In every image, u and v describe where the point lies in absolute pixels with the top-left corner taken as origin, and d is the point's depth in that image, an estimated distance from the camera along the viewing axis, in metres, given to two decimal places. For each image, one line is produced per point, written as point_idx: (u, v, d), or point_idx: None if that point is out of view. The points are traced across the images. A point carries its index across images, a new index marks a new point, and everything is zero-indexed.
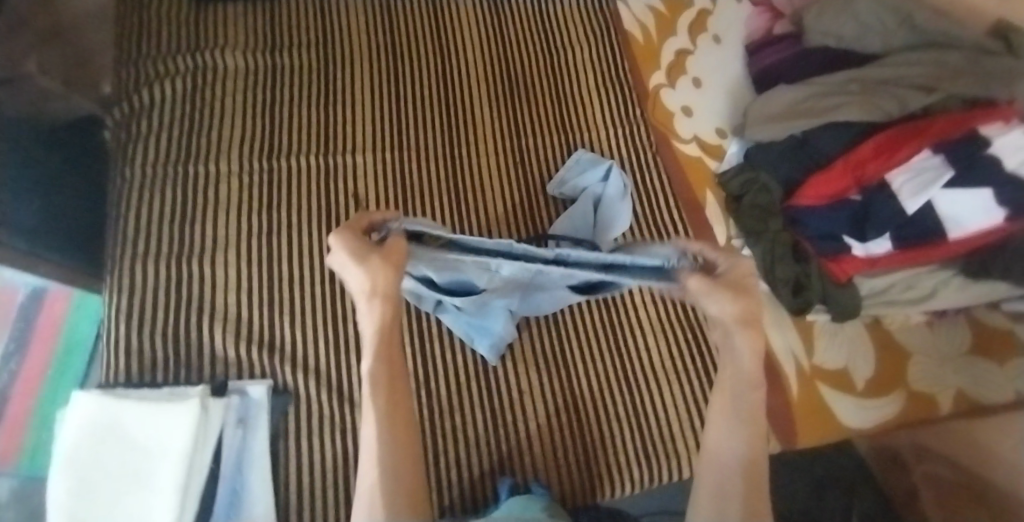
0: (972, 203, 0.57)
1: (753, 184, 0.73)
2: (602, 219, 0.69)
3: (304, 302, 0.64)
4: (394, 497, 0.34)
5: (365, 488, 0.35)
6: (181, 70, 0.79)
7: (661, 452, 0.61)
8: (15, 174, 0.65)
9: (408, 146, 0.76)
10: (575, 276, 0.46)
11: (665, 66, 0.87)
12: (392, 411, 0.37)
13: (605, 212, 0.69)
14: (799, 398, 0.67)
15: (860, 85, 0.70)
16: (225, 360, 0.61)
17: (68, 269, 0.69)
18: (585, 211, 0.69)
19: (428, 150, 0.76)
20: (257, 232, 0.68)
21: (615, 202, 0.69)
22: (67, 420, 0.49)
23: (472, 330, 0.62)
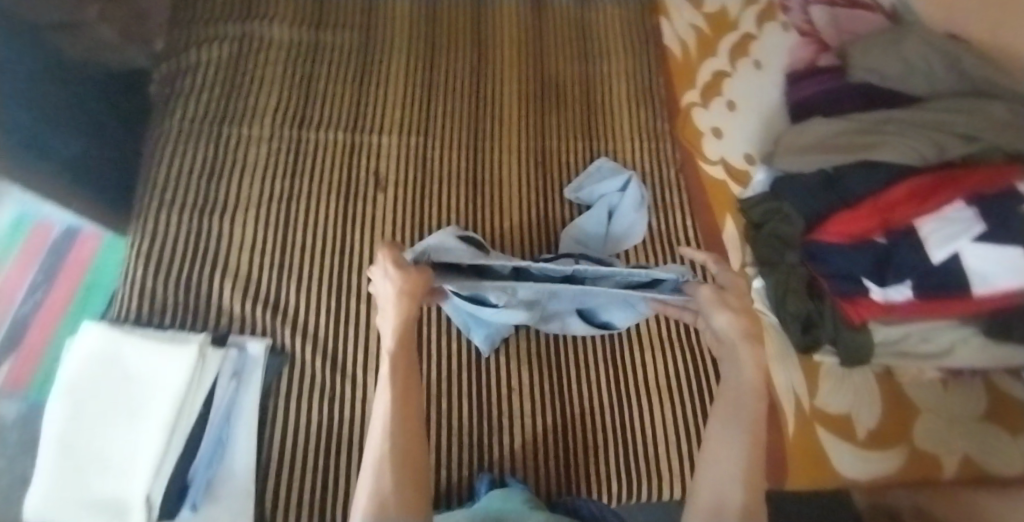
0: (1001, 261, 0.55)
1: (775, 214, 0.72)
2: (612, 230, 0.69)
3: (313, 270, 0.66)
4: (401, 481, 0.34)
5: (371, 463, 0.36)
6: (231, 35, 0.82)
7: (644, 469, 0.60)
8: (63, 112, 0.69)
9: (434, 135, 0.77)
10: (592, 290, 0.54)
11: (700, 85, 0.86)
12: (405, 396, 0.39)
13: (616, 223, 0.70)
14: (795, 438, 0.65)
15: (897, 126, 0.68)
16: (229, 314, 0.63)
17: (99, 209, 0.72)
18: (598, 220, 0.69)
19: (452, 141, 0.77)
20: (279, 197, 0.70)
21: (628, 216, 0.70)
22: (75, 348, 0.52)
23: (470, 320, 0.63)
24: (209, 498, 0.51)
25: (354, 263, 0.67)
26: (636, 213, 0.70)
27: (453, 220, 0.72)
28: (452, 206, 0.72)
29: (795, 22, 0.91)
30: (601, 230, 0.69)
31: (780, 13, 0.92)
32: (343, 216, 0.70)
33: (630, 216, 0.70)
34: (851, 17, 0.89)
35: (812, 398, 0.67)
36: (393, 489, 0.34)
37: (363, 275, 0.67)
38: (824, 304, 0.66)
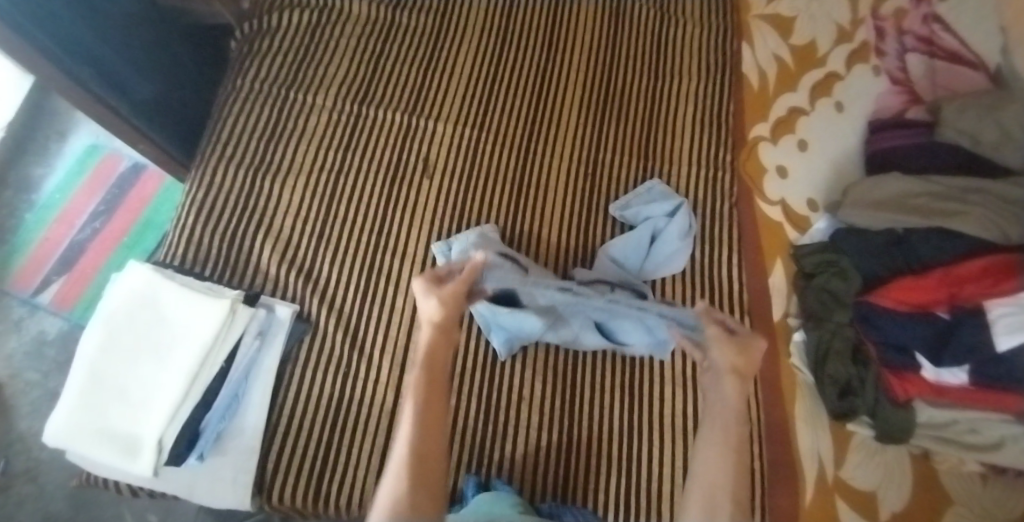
0: None
1: (830, 266, 0.68)
2: (649, 258, 0.67)
3: (349, 246, 0.67)
4: (419, 485, 0.37)
5: (394, 461, 0.39)
6: (311, 4, 0.84)
7: (641, 507, 0.58)
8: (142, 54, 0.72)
9: (491, 130, 0.77)
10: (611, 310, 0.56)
11: (773, 120, 0.82)
12: (427, 406, 0.42)
13: (654, 251, 0.67)
14: (810, 506, 0.61)
15: (983, 196, 0.63)
16: (264, 275, 0.64)
17: (165, 153, 0.76)
18: (638, 245, 0.67)
19: (506, 138, 0.77)
20: (329, 169, 0.72)
21: (669, 248, 0.67)
22: (120, 284, 0.54)
23: (491, 322, 0.62)
24: (217, 450, 0.54)
25: (389, 245, 0.68)
26: (677, 245, 0.67)
27: (492, 219, 0.71)
28: (495, 206, 0.72)
29: (889, 67, 0.85)
30: (639, 256, 0.67)
31: (873, 55, 0.87)
32: (387, 197, 0.71)
33: (671, 248, 0.67)
34: (951, 70, 0.83)
35: (835, 467, 0.63)
36: (411, 484, 0.37)
37: (397, 259, 0.67)
38: (868, 371, 0.61)
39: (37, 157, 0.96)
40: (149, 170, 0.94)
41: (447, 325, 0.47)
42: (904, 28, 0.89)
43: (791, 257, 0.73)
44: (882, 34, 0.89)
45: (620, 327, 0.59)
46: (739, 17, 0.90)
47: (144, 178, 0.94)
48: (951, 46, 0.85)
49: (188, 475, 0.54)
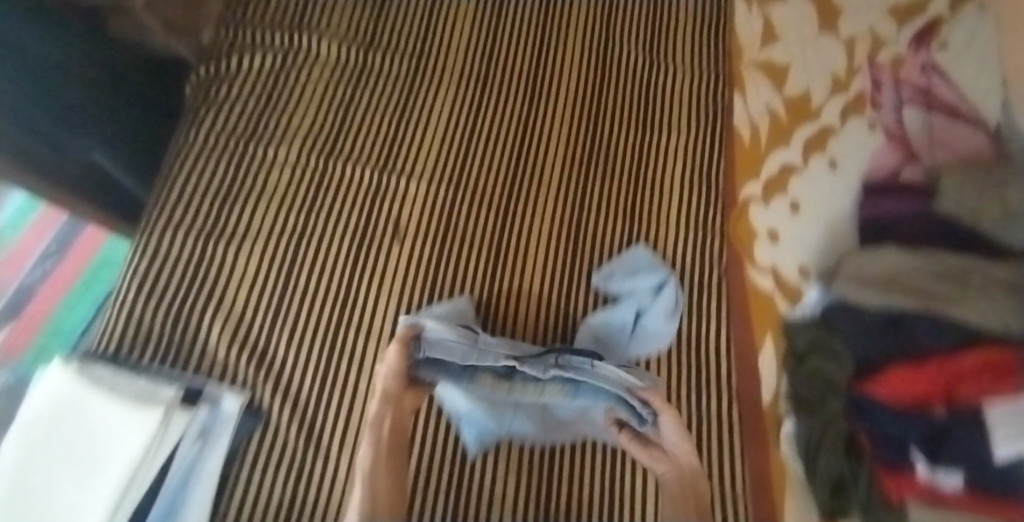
0: None
1: (824, 346, 0.62)
2: (638, 315, 0.63)
3: (309, 322, 0.62)
4: None
5: None
6: (277, 47, 0.79)
7: None
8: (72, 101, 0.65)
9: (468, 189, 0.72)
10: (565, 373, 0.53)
11: (764, 178, 0.78)
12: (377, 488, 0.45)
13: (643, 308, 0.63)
14: None
15: (984, 281, 0.59)
16: (212, 358, 0.59)
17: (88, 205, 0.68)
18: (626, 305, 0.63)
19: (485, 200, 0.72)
20: (289, 233, 0.66)
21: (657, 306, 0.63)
22: (40, 388, 0.50)
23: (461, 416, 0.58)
24: None
25: (352, 320, 0.62)
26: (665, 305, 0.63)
27: (462, 290, 0.66)
28: (469, 274, 0.66)
29: (884, 121, 0.81)
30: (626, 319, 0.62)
31: (869, 107, 0.83)
32: (350, 265, 0.65)
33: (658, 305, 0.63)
34: (949, 126, 0.78)
35: None
36: None
37: (359, 336, 0.62)
38: (861, 468, 0.55)
39: None
40: (86, 228, 0.87)
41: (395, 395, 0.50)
42: (901, 78, 0.85)
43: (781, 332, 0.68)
44: (878, 84, 0.85)
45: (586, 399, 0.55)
46: (732, 63, 0.86)
47: (82, 231, 0.87)
48: (950, 99, 0.81)
49: None
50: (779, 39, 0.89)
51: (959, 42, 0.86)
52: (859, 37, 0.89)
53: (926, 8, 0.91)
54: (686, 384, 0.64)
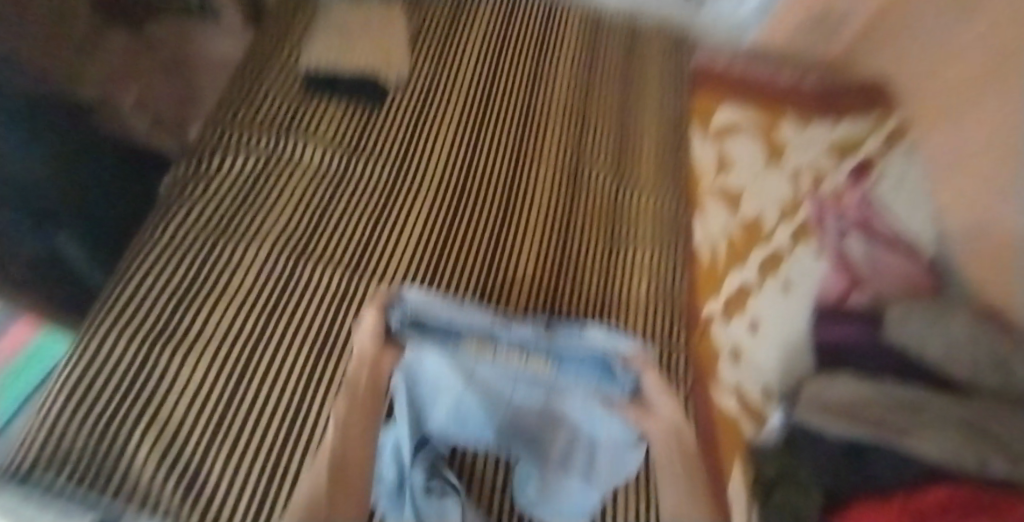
0: None
1: (791, 477, 0.62)
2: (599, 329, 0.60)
3: (252, 441, 0.57)
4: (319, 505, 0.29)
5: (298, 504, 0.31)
6: (259, 150, 0.81)
7: None
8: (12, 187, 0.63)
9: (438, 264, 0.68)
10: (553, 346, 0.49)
11: (725, 297, 0.82)
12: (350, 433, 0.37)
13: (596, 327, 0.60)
14: None
15: (935, 414, 0.61)
16: (135, 485, 0.51)
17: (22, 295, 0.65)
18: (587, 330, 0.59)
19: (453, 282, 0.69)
20: (247, 339, 0.63)
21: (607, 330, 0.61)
22: None
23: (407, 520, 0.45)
24: None
25: (304, 436, 0.58)
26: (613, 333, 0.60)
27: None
28: None
29: (830, 247, 0.88)
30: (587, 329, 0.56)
31: (815, 233, 0.90)
32: (307, 376, 0.62)
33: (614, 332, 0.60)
34: (888, 255, 0.86)
35: None
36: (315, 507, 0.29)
37: (302, 454, 0.57)
38: None
39: None
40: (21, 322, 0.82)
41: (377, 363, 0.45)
42: (843, 210, 0.93)
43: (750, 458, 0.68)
44: (822, 214, 0.93)
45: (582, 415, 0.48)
46: (688, 190, 0.94)
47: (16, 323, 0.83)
48: (887, 231, 0.90)
49: None
50: (732, 168, 0.98)
51: (891, 181, 0.98)
52: (803, 169, 0.99)
53: (860, 146, 1.03)
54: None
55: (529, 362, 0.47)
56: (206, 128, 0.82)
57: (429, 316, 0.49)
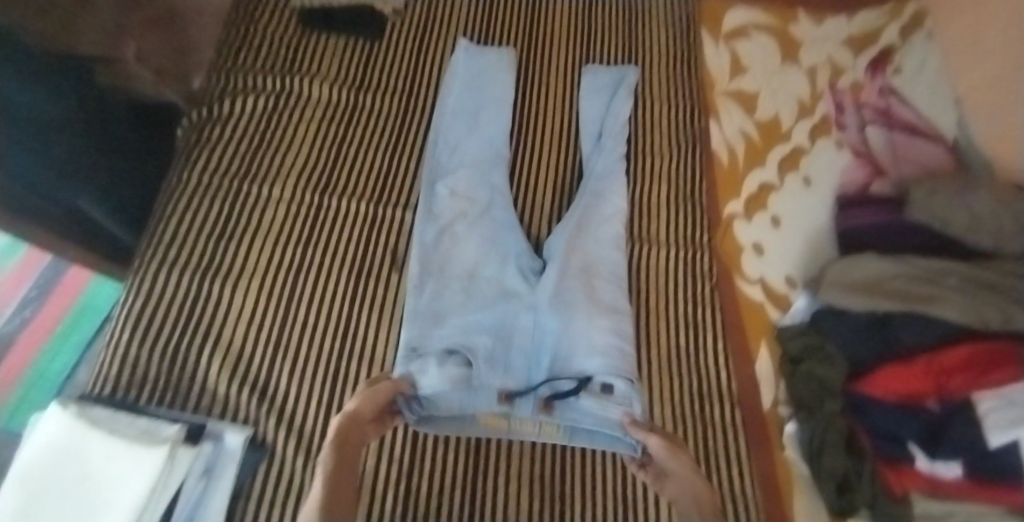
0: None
1: (815, 351, 0.66)
2: (596, 310, 0.61)
3: (308, 358, 0.61)
4: None
5: None
6: (267, 89, 0.81)
7: None
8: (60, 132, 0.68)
9: (435, 218, 0.69)
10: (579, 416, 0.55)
11: (745, 196, 0.82)
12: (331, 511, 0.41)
13: (593, 301, 0.62)
14: None
15: (955, 280, 0.64)
16: (213, 395, 0.57)
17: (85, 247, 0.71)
18: (580, 278, 0.64)
19: (462, 211, 0.70)
20: (286, 266, 0.66)
21: (602, 300, 0.63)
22: (38, 430, 0.47)
23: (412, 318, 0.59)
24: None
25: (355, 350, 0.62)
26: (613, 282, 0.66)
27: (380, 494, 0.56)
28: None
29: (851, 140, 0.88)
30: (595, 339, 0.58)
31: (835, 129, 0.89)
32: (350, 296, 0.65)
33: (611, 304, 0.63)
34: (910, 142, 0.86)
35: None
36: None
37: (358, 362, 0.61)
38: (864, 465, 0.58)
39: None
40: (71, 268, 0.88)
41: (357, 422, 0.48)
42: (861, 101, 0.92)
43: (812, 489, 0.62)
44: (841, 107, 0.92)
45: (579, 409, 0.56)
46: (705, 95, 0.91)
47: (69, 270, 0.88)
48: (908, 119, 0.89)
49: None
50: (747, 71, 0.94)
51: (911, 69, 0.95)
52: (820, 66, 0.96)
53: (879, 37, 1.00)
54: (693, 392, 0.67)
55: (541, 425, 0.57)
56: (211, 71, 0.81)
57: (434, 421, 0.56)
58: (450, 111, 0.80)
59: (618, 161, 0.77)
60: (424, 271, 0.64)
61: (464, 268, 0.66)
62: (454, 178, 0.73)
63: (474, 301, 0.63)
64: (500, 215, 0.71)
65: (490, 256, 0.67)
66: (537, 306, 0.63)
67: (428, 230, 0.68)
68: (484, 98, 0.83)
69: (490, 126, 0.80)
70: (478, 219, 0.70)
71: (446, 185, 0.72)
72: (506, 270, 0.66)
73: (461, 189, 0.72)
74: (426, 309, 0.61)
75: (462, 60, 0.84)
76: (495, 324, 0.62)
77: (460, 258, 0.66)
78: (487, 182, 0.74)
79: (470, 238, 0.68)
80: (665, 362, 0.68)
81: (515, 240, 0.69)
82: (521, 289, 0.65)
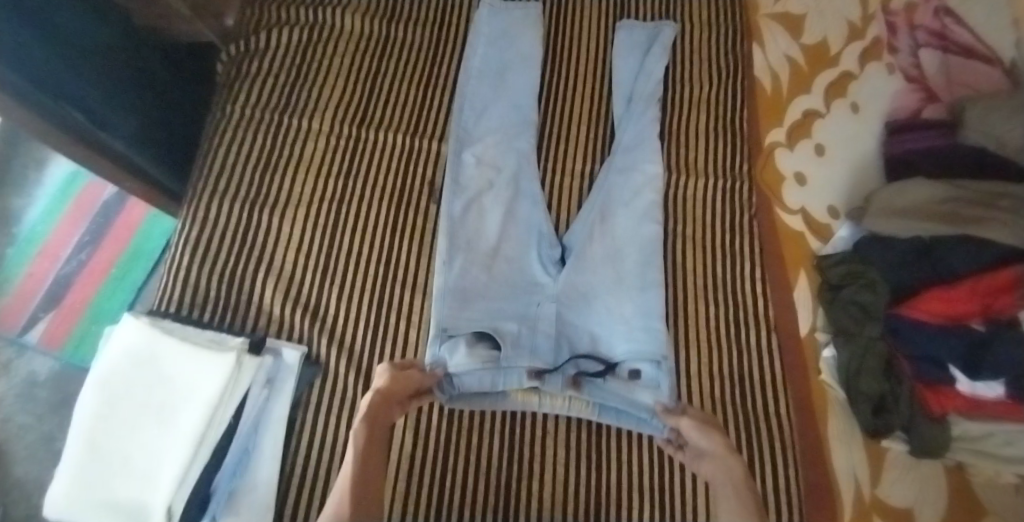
0: None
1: (857, 277, 0.65)
2: (619, 301, 0.61)
3: (354, 282, 0.63)
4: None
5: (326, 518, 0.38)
6: (299, 21, 0.80)
7: (678, 500, 0.56)
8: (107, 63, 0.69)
9: (462, 189, 0.67)
10: (607, 396, 0.56)
11: (788, 124, 0.79)
12: (364, 486, 0.41)
13: (615, 289, 0.62)
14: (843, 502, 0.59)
15: (1009, 202, 0.61)
16: (268, 315, 0.61)
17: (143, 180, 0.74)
18: (605, 263, 0.63)
19: (490, 181, 0.69)
20: (327, 197, 0.68)
21: (629, 279, 0.62)
22: (114, 339, 0.51)
23: (444, 295, 0.60)
24: (229, 508, 0.51)
25: (397, 275, 0.64)
26: (643, 252, 0.64)
27: (426, 420, 0.60)
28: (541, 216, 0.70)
29: (902, 65, 0.83)
30: (620, 319, 0.60)
31: (886, 52, 0.84)
32: (390, 224, 0.67)
33: (640, 248, 0.64)
34: (969, 63, 0.81)
35: (871, 486, 0.60)
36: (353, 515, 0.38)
37: (402, 287, 0.64)
38: (900, 386, 0.59)
39: (25, 190, 0.95)
40: (127, 207, 0.90)
41: (388, 399, 0.48)
42: (916, 22, 0.86)
43: (847, 412, 0.64)
44: (893, 29, 0.86)
45: (605, 390, 0.57)
46: (748, 19, 0.86)
47: (127, 205, 0.90)
48: (969, 37, 0.83)
49: None
50: None
51: None
52: None
53: None
54: (731, 318, 0.67)
55: (570, 400, 0.58)
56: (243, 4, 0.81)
57: (467, 398, 0.58)
58: (476, 68, 0.76)
59: (649, 129, 0.73)
60: (453, 245, 0.63)
61: (492, 243, 0.64)
62: (482, 143, 0.71)
63: (500, 282, 0.62)
64: (528, 189, 0.69)
65: (515, 234, 0.66)
66: (559, 295, 0.62)
67: (455, 203, 0.66)
68: (510, 55, 0.79)
69: (517, 91, 0.76)
70: (505, 190, 0.68)
71: (473, 153, 0.70)
72: (529, 251, 0.65)
73: (488, 157, 0.70)
74: (454, 287, 0.61)
75: (484, 18, 0.79)
76: (518, 313, 0.61)
77: (488, 229, 0.65)
78: (515, 147, 0.71)
79: (496, 210, 0.67)
80: (701, 287, 0.69)
81: (539, 217, 0.67)
82: (543, 280, 0.63)
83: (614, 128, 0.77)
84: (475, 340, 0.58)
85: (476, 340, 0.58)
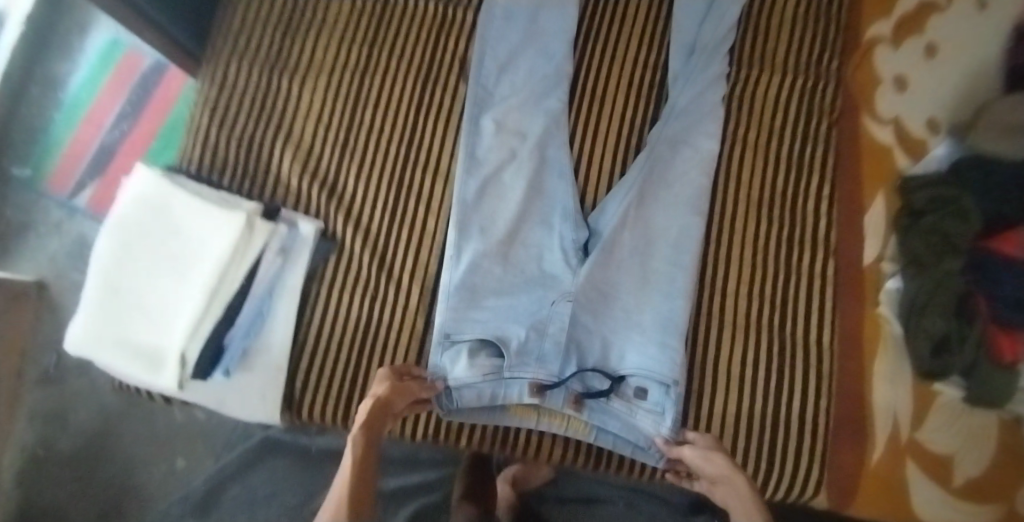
0: None
1: (946, 204, 0.54)
2: (642, 304, 0.54)
3: (375, 162, 0.59)
4: None
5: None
6: None
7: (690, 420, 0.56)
8: None
9: (478, 166, 0.57)
10: (609, 420, 0.52)
11: (897, 16, 0.66)
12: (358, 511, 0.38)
13: (637, 290, 0.54)
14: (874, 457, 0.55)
15: None
16: (286, 185, 0.59)
17: None
18: (633, 261, 0.55)
19: (512, 151, 0.58)
20: (349, 68, 0.62)
21: (656, 285, 0.54)
22: (132, 186, 0.51)
23: (448, 295, 0.54)
24: (244, 365, 0.53)
25: (418, 160, 0.60)
26: (677, 250, 0.55)
27: None
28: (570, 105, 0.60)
29: None
30: (641, 332, 0.53)
31: None
32: (415, 103, 0.61)
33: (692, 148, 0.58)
34: None
35: (911, 427, 0.55)
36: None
37: (424, 171, 0.59)
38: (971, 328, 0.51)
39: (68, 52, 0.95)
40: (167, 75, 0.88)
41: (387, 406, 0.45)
42: None
43: (901, 349, 0.57)
44: None
45: (607, 411, 0.52)
46: None
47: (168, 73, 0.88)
48: None
49: (216, 386, 0.53)
50: None
51: None
52: None
53: None
54: (782, 239, 0.60)
55: (569, 420, 0.54)
56: None
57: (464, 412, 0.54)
58: (503, 2, 0.61)
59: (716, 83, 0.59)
60: (464, 235, 0.56)
61: (508, 227, 0.56)
62: (504, 104, 0.59)
63: (515, 274, 0.55)
64: (556, 159, 0.58)
65: (535, 211, 0.57)
66: (578, 295, 0.53)
67: (470, 183, 0.57)
68: None
69: (549, 40, 0.61)
70: (527, 164, 0.58)
71: (493, 115, 0.59)
72: (551, 232, 0.57)
73: (510, 123, 0.59)
74: (463, 283, 0.55)
75: None
76: (530, 314, 0.54)
77: (505, 211, 0.57)
78: (543, 108, 0.59)
79: (516, 185, 0.57)
80: (755, 201, 0.61)
81: (564, 194, 0.57)
82: (562, 276, 0.55)
83: (663, 86, 0.61)
84: (474, 349, 0.53)
85: (475, 348, 0.53)
